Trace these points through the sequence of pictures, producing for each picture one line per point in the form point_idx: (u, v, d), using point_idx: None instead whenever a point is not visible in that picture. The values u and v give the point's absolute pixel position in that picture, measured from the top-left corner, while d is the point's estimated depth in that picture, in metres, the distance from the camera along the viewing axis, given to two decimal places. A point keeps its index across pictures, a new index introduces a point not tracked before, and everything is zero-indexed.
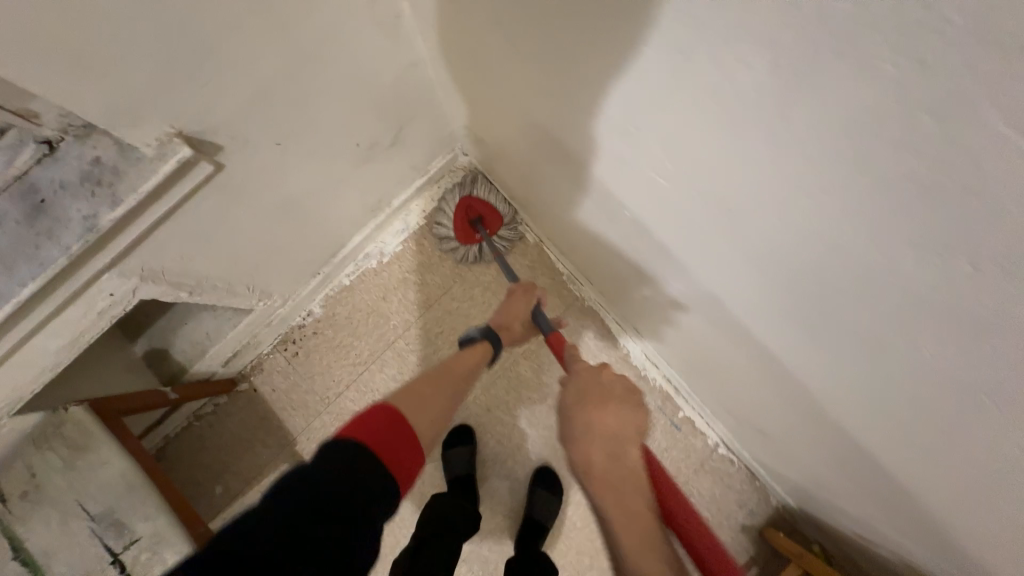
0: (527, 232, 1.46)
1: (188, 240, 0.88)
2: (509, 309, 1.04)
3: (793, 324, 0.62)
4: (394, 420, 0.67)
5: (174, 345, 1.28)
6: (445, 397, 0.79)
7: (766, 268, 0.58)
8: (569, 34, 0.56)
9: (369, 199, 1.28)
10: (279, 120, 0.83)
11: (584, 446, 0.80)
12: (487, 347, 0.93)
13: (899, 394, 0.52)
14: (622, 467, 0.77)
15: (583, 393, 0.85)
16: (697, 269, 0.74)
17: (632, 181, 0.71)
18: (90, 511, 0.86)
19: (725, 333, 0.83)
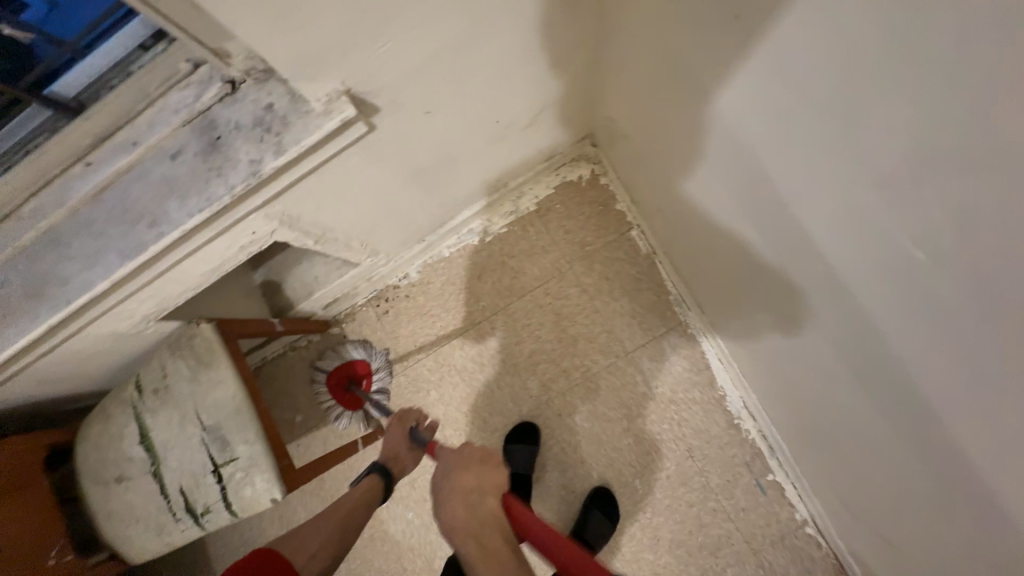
0: (640, 240, 1.35)
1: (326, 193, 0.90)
2: (390, 440, 1.03)
3: (985, 442, 0.50)
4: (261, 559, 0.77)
5: (286, 281, 1.36)
6: (327, 529, 0.87)
7: (974, 366, 0.46)
8: (793, 36, 0.47)
9: (488, 177, 1.24)
10: (437, 89, 0.80)
11: (477, 518, 0.84)
12: (373, 483, 0.96)
13: None
14: (488, 509, 0.85)
15: (458, 465, 0.89)
16: (856, 336, 0.63)
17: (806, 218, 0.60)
18: (203, 421, 0.95)
19: (889, 426, 0.68)
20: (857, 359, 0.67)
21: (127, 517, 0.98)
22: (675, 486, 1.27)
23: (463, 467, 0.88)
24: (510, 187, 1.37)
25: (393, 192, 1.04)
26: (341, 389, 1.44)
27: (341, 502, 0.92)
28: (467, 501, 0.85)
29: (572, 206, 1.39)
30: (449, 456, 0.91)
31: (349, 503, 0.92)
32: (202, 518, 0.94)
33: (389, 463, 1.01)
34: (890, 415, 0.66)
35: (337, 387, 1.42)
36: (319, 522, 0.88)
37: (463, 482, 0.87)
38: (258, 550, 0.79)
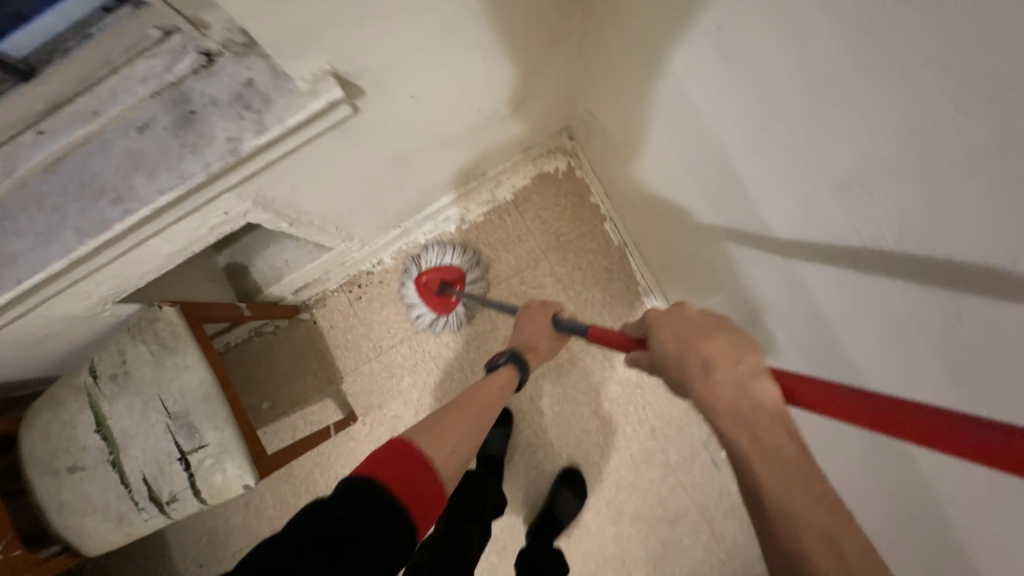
0: (613, 233, 1.40)
1: (304, 176, 0.88)
2: (532, 327, 1.03)
3: (879, 370, 0.60)
4: (417, 459, 0.68)
5: (254, 264, 1.31)
6: (468, 423, 0.79)
7: (867, 303, 0.56)
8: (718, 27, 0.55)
9: (466, 165, 1.25)
10: (424, 73, 0.80)
11: (676, 356, 0.62)
12: (511, 370, 0.94)
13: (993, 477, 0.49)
14: (705, 350, 0.60)
15: (680, 334, 0.63)
16: (784, 291, 0.73)
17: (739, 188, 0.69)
18: (169, 408, 0.92)
19: None
20: (816, 335, 0.71)
21: (82, 508, 0.93)
22: (638, 465, 1.35)
23: (714, 357, 0.58)
24: (487, 176, 1.38)
25: (372, 176, 1.02)
26: (432, 292, 1.37)
27: (482, 391, 0.87)
28: (731, 410, 0.55)
29: (548, 197, 1.42)
30: (668, 335, 0.64)
31: (488, 390, 0.88)
32: (168, 506, 0.91)
33: (525, 351, 1.00)
34: None
35: (428, 290, 1.35)
36: (457, 411, 0.81)
37: (688, 326, 0.62)
38: (401, 441, 0.70)
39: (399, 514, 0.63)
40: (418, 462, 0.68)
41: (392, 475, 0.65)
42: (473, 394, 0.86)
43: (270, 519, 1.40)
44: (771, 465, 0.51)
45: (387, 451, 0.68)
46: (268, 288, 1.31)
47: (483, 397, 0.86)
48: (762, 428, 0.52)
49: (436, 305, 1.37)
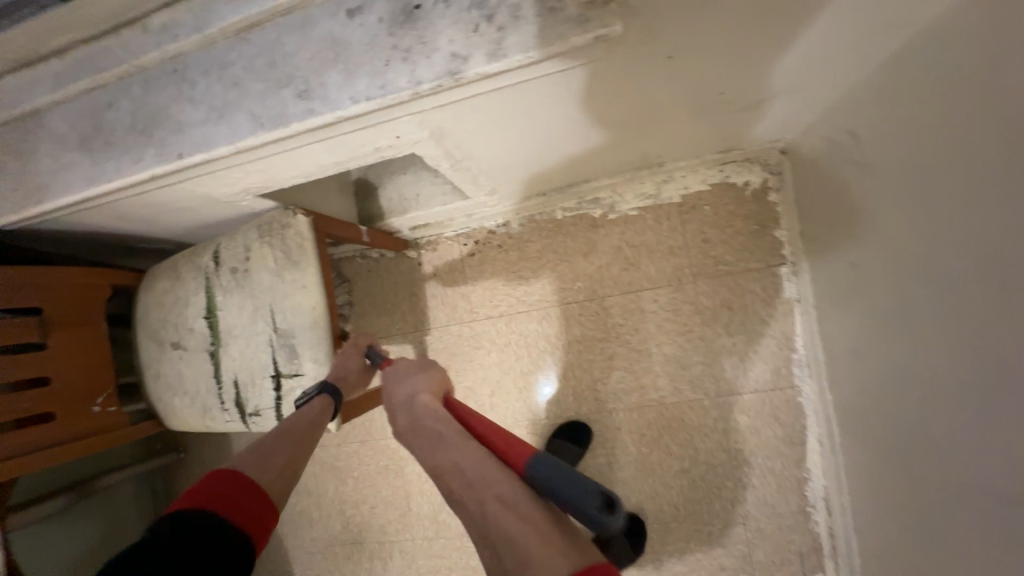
0: (787, 281, 1.14)
1: (496, 118, 0.72)
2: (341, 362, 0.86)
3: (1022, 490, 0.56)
4: (235, 481, 0.59)
5: (384, 188, 1.21)
6: (293, 447, 0.69)
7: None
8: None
9: (648, 151, 1.03)
10: (707, 29, 0.58)
11: (404, 412, 0.68)
12: (325, 402, 0.78)
13: None
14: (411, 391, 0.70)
15: (414, 410, 0.66)
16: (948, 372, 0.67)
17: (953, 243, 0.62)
18: (276, 323, 0.85)
19: None
20: None
21: (175, 386, 0.92)
22: (713, 544, 1.17)
23: (412, 379, 0.73)
24: (661, 167, 1.14)
25: (557, 136, 0.84)
26: None
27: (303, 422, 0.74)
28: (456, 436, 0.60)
29: (723, 213, 1.17)
30: (392, 367, 0.77)
31: (303, 421, 0.74)
32: (249, 417, 0.88)
33: (340, 383, 0.83)
34: None
35: None
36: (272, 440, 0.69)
37: (395, 370, 0.75)
38: (214, 472, 0.60)
39: (224, 527, 0.54)
40: (233, 490, 0.58)
41: (216, 496, 0.56)
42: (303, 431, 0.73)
43: None
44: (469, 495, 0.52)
45: (203, 482, 0.58)
46: (389, 217, 1.21)
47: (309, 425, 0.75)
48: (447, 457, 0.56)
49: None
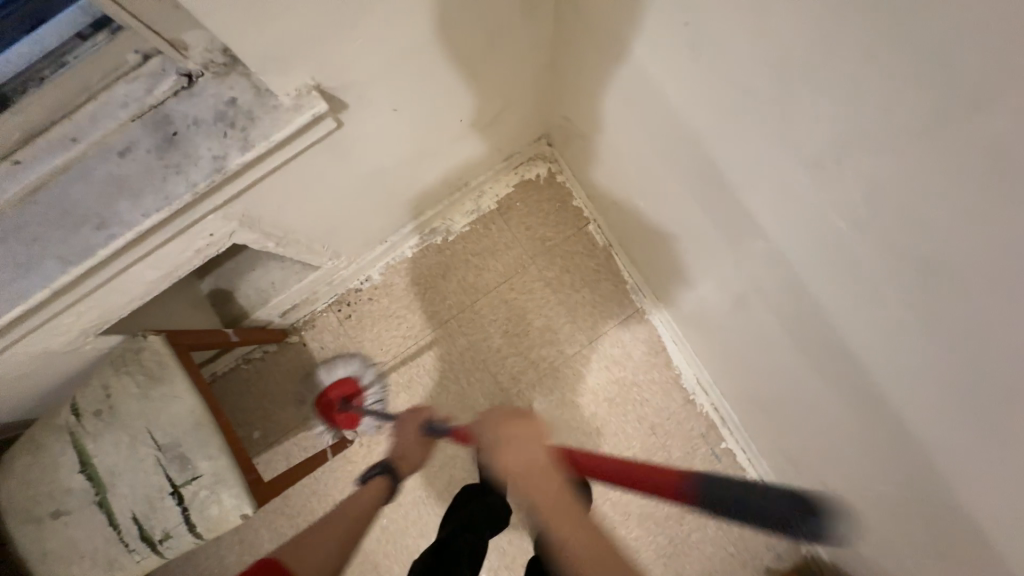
0: (598, 234, 1.43)
1: (290, 192, 0.88)
2: (405, 440, 1.16)
3: (767, 302, 0.80)
4: (265, 567, 0.78)
5: (239, 289, 1.28)
6: (326, 547, 0.86)
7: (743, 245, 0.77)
8: (622, 44, 0.76)
9: (449, 179, 1.27)
10: (407, 85, 0.81)
11: None
12: (381, 486, 1.04)
13: (841, 344, 0.68)
14: None
15: None
16: (703, 254, 0.93)
17: (656, 170, 0.90)
18: (157, 441, 0.88)
19: (821, 380, 0.78)
20: (807, 305, 0.70)
21: (68, 557, 0.87)
22: (641, 463, 1.35)
23: None
24: (470, 187, 1.39)
25: (358, 191, 1.02)
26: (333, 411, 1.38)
27: (350, 506, 0.97)
28: None
29: (532, 204, 1.44)
30: None
31: (353, 513, 0.95)
32: (160, 545, 0.87)
33: (396, 463, 1.11)
34: (828, 375, 0.76)
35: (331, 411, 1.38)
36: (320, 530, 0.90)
37: None
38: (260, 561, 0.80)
39: None
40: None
41: None
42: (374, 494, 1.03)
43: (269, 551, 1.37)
44: None
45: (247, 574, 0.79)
46: (253, 313, 1.29)
47: (354, 508, 0.97)
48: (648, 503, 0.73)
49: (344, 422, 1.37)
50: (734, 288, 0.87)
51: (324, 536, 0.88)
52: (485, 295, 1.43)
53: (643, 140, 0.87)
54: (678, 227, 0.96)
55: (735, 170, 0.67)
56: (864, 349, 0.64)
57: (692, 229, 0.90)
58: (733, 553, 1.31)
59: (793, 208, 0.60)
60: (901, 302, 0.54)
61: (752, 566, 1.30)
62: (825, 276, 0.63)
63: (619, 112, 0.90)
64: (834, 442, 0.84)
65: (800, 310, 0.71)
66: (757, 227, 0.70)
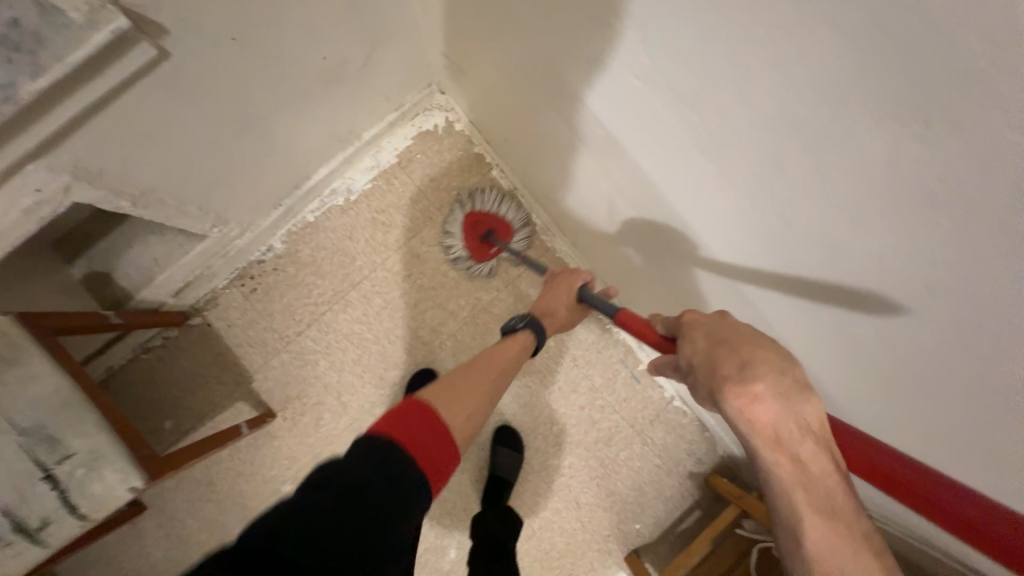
0: (502, 179, 1.44)
1: (133, 141, 0.81)
2: (550, 296, 1.09)
3: (652, 197, 0.82)
4: (427, 415, 0.74)
5: (118, 269, 1.18)
6: (483, 390, 0.88)
7: (624, 141, 0.77)
8: None
9: (337, 129, 1.22)
10: (242, 9, 0.77)
11: (746, 391, 0.52)
12: (523, 342, 1.00)
13: (713, 219, 0.71)
14: (786, 426, 0.50)
15: (718, 337, 0.60)
16: (597, 165, 0.93)
17: (541, 80, 0.88)
18: (18, 426, 0.81)
19: (703, 265, 0.83)
20: (681, 186, 0.72)
21: None
22: (567, 394, 1.40)
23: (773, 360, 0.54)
24: (364, 141, 1.34)
25: (222, 142, 0.96)
26: (474, 235, 1.33)
27: (494, 354, 0.97)
28: (773, 432, 0.50)
29: (433, 154, 1.42)
30: (706, 351, 0.60)
31: (489, 357, 0.96)
32: (40, 533, 0.81)
33: (543, 318, 1.06)
34: (707, 260, 0.81)
35: (473, 232, 1.32)
36: (466, 373, 0.90)
37: (726, 362, 0.56)
38: (404, 404, 0.75)
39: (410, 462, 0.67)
40: (433, 422, 0.74)
41: (401, 431, 0.70)
42: (733, 342, 0.57)
43: (201, 543, 1.33)
44: (813, 507, 0.48)
45: (393, 415, 0.72)
46: (138, 293, 1.20)
47: (499, 359, 0.96)
48: (802, 464, 0.49)
49: (481, 252, 1.32)
50: (631, 198, 0.90)
51: (813, 450, 0.50)
52: (396, 251, 1.40)
53: (523, 48, 0.85)
54: (572, 143, 0.97)
55: (599, 53, 0.66)
56: (730, 217, 0.67)
57: (584, 139, 0.91)
58: (659, 465, 1.39)
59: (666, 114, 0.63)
60: (745, 156, 0.56)
61: (677, 474, 1.39)
62: (689, 148, 0.64)
63: (496, 22, 0.87)
64: None
65: (683, 207, 0.76)
66: (631, 115, 0.70)
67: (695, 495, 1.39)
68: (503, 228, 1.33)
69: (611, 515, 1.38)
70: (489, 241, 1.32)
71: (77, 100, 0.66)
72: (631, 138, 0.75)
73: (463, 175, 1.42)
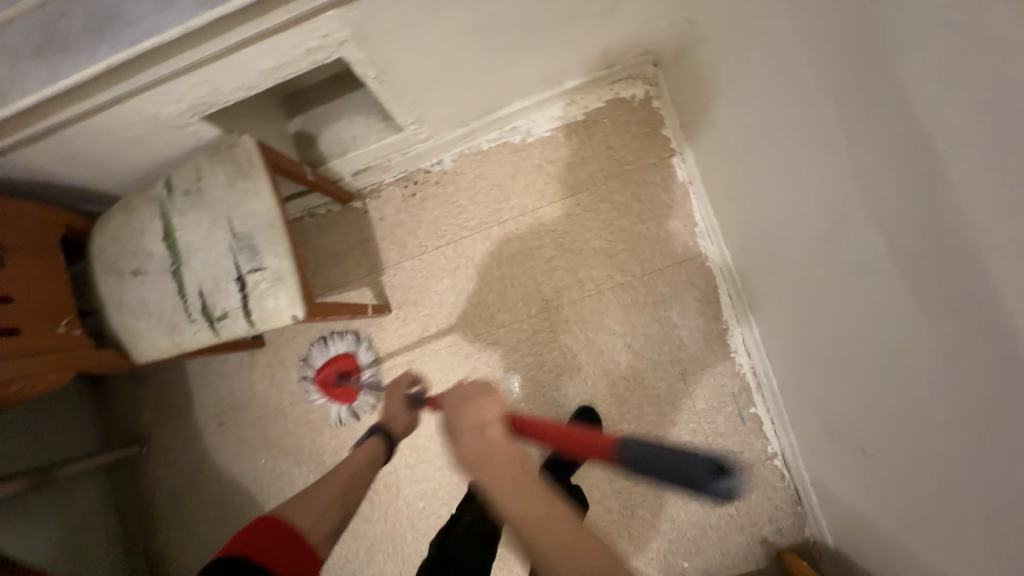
0: (679, 169, 1.37)
1: (406, 17, 0.88)
2: (459, 413, 0.82)
3: (893, 221, 0.68)
4: (277, 530, 0.77)
5: (322, 136, 1.32)
6: (331, 496, 0.88)
7: (892, 143, 0.64)
8: None
9: (547, 69, 1.23)
10: None
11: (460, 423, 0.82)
12: (374, 446, 1.01)
13: (988, 271, 0.55)
14: (319, 504, 0.86)
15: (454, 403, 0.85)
16: (825, 167, 0.80)
17: (806, 53, 0.76)
18: (235, 229, 0.94)
19: (924, 323, 0.68)
20: (955, 216, 0.57)
21: (138, 310, 0.96)
22: (663, 404, 1.34)
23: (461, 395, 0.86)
24: (564, 89, 1.35)
25: (461, 44, 1.01)
26: (332, 385, 1.41)
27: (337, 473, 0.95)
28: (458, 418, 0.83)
29: (620, 123, 1.39)
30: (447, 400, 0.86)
31: (349, 465, 0.96)
32: (218, 322, 0.94)
33: (386, 425, 1.07)
34: (938, 314, 0.65)
35: (329, 383, 1.40)
36: (321, 488, 0.90)
37: (459, 391, 0.87)
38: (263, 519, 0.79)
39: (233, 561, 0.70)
40: (289, 536, 0.77)
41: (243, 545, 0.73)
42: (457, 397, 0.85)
43: (294, 392, 1.48)
44: None
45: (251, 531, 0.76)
46: (330, 160, 1.32)
47: (344, 470, 0.96)
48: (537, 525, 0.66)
49: (341, 395, 1.40)
50: (853, 214, 0.76)
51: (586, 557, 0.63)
52: (549, 204, 1.42)
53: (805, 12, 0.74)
54: (800, 138, 0.85)
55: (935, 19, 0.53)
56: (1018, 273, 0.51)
57: (823, 132, 0.77)
58: (733, 516, 1.28)
59: (968, 127, 0.52)
60: None
61: (749, 533, 1.27)
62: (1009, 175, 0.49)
63: None
64: (915, 401, 0.75)
65: (936, 245, 0.62)
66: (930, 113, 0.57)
67: (761, 563, 1.27)
68: (353, 365, 1.41)
69: (662, 540, 1.31)
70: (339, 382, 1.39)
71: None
72: (894, 165, 0.64)
73: (640, 152, 1.39)
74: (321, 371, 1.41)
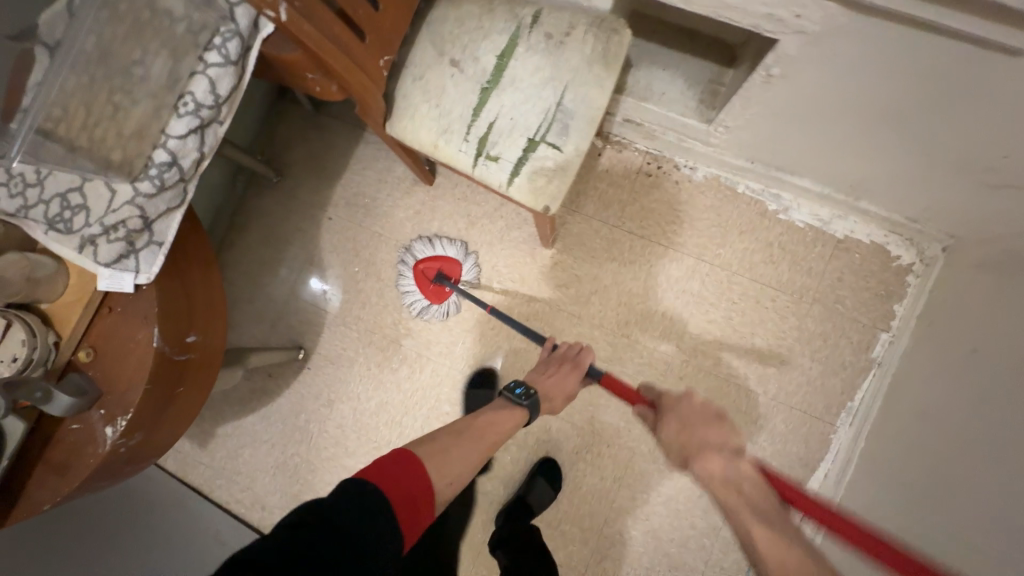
0: (880, 347, 1.31)
1: (859, 54, 0.84)
2: (558, 378, 1.12)
3: None
4: (402, 458, 0.82)
5: (636, 70, 1.27)
6: (469, 454, 0.92)
7: None
8: None
9: (866, 179, 1.18)
10: None
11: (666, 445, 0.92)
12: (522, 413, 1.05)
13: None
14: (466, 456, 0.91)
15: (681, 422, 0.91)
16: None
17: None
18: (561, 99, 0.92)
19: None
20: None
21: (429, 95, 0.96)
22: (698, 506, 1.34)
23: (551, 377, 1.13)
24: (852, 203, 1.28)
25: (858, 105, 0.96)
26: (427, 280, 1.41)
27: (493, 426, 1.00)
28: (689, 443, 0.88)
29: (866, 268, 1.33)
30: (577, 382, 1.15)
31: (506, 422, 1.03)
32: (484, 158, 0.93)
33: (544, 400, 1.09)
34: None
35: (426, 279, 1.40)
36: (465, 442, 0.94)
37: (553, 377, 1.13)
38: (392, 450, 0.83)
39: (357, 481, 0.74)
40: (403, 467, 0.80)
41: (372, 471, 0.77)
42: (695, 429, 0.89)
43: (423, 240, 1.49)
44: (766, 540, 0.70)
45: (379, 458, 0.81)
46: (626, 95, 1.27)
47: (493, 433, 1.00)
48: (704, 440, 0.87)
49: (431, 294, 1.41)
50: None
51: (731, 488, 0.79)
52: (750, 279, 1.37)
53: None
54: None
55: None
56: None
57: None
58: None
59: None
60: None
61: None
62: None
63: None
64: None
65: None
66: None
67: None
68: (455, 270, 1.41)
69: None
70: (442, 282, 1.38)
71: (940, 7, 0.69)
72: None
73: (860, 305, 1.33)
74: (420, 264, 1.41)
